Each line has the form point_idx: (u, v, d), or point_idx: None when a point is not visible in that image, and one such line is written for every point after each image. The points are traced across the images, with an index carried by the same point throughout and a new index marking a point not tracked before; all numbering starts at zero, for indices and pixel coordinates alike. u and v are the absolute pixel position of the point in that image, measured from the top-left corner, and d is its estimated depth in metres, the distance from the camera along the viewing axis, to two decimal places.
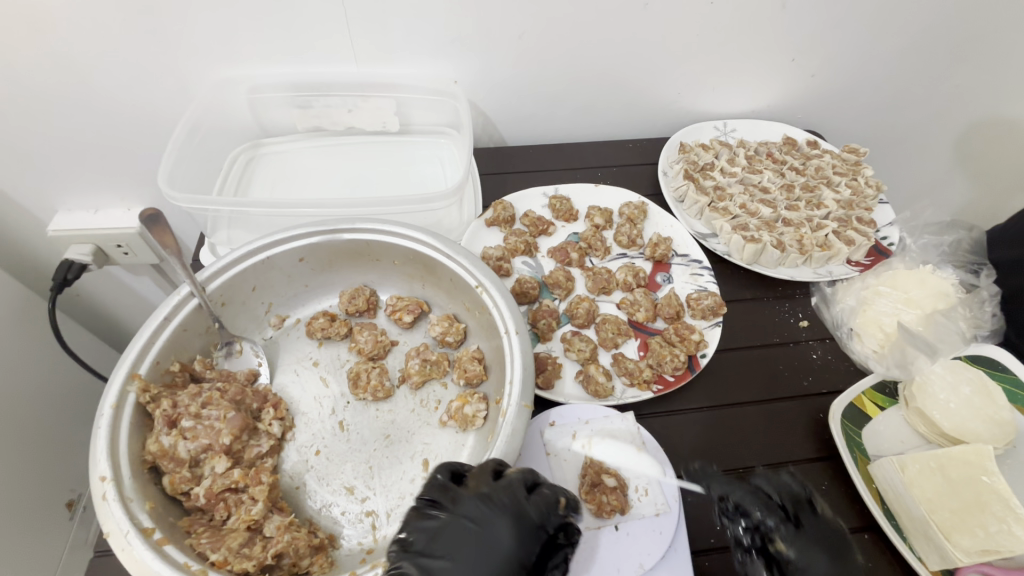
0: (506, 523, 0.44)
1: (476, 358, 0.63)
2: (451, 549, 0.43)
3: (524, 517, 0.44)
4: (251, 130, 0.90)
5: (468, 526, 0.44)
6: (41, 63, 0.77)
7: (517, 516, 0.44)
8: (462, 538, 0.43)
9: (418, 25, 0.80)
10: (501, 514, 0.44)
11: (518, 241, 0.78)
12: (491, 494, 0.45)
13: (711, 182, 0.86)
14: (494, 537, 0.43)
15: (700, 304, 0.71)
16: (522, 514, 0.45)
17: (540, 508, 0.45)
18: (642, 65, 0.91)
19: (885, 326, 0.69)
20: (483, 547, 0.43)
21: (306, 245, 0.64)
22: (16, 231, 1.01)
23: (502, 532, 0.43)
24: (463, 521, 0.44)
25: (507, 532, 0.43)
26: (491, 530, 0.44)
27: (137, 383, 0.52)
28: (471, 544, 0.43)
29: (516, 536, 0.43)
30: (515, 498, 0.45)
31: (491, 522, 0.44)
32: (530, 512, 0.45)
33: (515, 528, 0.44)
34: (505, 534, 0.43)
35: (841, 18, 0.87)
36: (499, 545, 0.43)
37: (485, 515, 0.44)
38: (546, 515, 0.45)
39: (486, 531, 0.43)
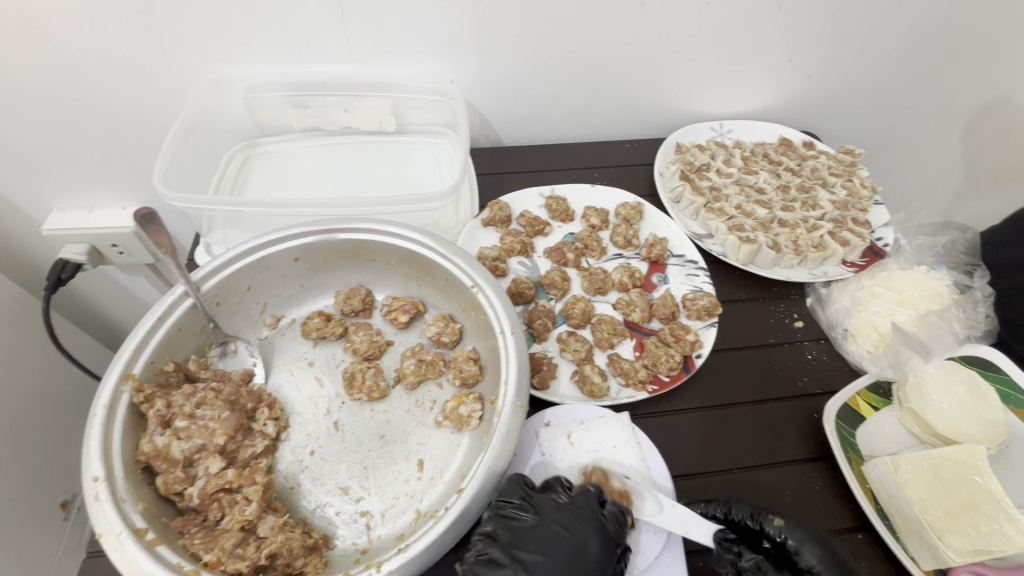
0: (585, 525, 0.49)
1: (471, 358, 0.63)
2: (540, 547, 0.47)
3: (603, 523, 0.50)
4: (247, 129, 0.90)
5: (557, 530, 0.48)
6: (35, 61, 0.76)
7: (597, 522, 0.49)
8: (551, 537, 0.48)
9: (415, 25, 0.80)
10: (583, 520, 0.49)
11: (514, 241, 0.78)
12: (574, 505, 0.51)
13: (707, 182, 0.87)
14: (581, 540, 0.48)
15: (695, 304, 0.71)
16: (603, 521, 0.50)
17: (618, 516, 0.50)
18: (639, 66, 0.91)
19: (879, 326, 0.70)
20: (568, 549, 0.48)
21: (302, 245, 0.64)
22: (11, 231, 1.01)
23: (587, 534, 0.48)
24: (551, 525, 0.49)
25: (593, 535, 0.48)
26: (575, 532, 0.48)
27: (131, 383, 0.52)
28: (559, 546, 0.48)
29: (600, 539, 0.48)
30: (591, 508, 0.51)
31: (577, 526, 0.49)
32: (609, 520, 0.50)
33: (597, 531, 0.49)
34: (587, 536, 0.48)
35: (838, 20, 0.88)
36: (582, 547, 0.48)
37: (572, 521, 0.49)
38: (622, 521, 0.50)
39: (571, 534, 0.48)
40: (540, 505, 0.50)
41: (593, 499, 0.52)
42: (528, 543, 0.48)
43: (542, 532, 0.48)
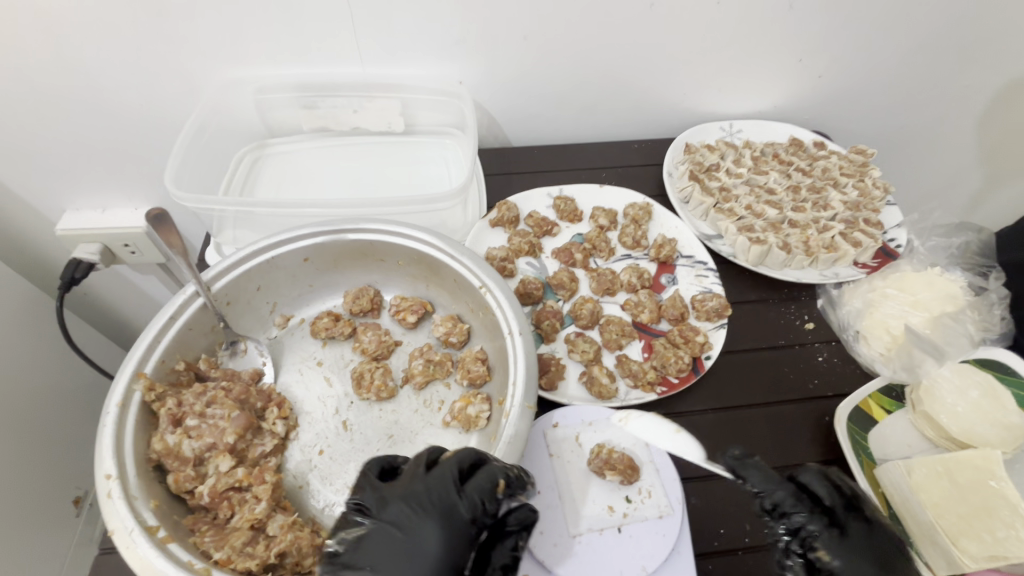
0: (426, 518, 0.44)
1: (479, 359, 0.63)
2: (379, 551, 0.43)
3: (451, 511, 0.44)
4: (257, 130, 0.91)
5: (395, 531, 0.44)
6: (49, 64, 0.77)
7: (442, 512, 0.44)
8: (394, 541, 0.43)
9: (424, 26, 0.80)
10: (424, 511, 0.44)
11: (522, 242, 0.78)
12: (427, 488, 0.46)
13: (717, 182, 0.86)
14: (420, 537, 0.43)
15: (705, 305, 0.71)
16: (447, 509, 0.44)
17: (471, 502, 0.45)
18: (649, 66, 0.90)
19: (892, 328, 0.68)
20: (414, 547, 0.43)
21: (311, 245, 0.64)
22: (26, 230, 1.02)
23: (427, 529, 0.43)
24: (393, 522, 0.44)
25: (431, 528, 0.43)
26: (417, 530, 0.44)
27: (142, 382, 0.52)
28: (397, 546, 0.43)
29: (443, 531, 0.43)
30: (445, 493, 0.45)
31: (421, 522, 0.44)
32: (454, 505, 0.44)
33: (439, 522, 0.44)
34: (427, 532, 0.43)
35: (850, 18, 0.87)
36: (423, 547, 0.43)
37: (412, 515, 0.44)
38: (479, 503, 0.45)
39: (411, 532, 0.44)
40: (385, 502, 0.46)
41: (446, 485, 0.46)
42: (363, 556, 0.43)
43: (377, 535, 0.44)
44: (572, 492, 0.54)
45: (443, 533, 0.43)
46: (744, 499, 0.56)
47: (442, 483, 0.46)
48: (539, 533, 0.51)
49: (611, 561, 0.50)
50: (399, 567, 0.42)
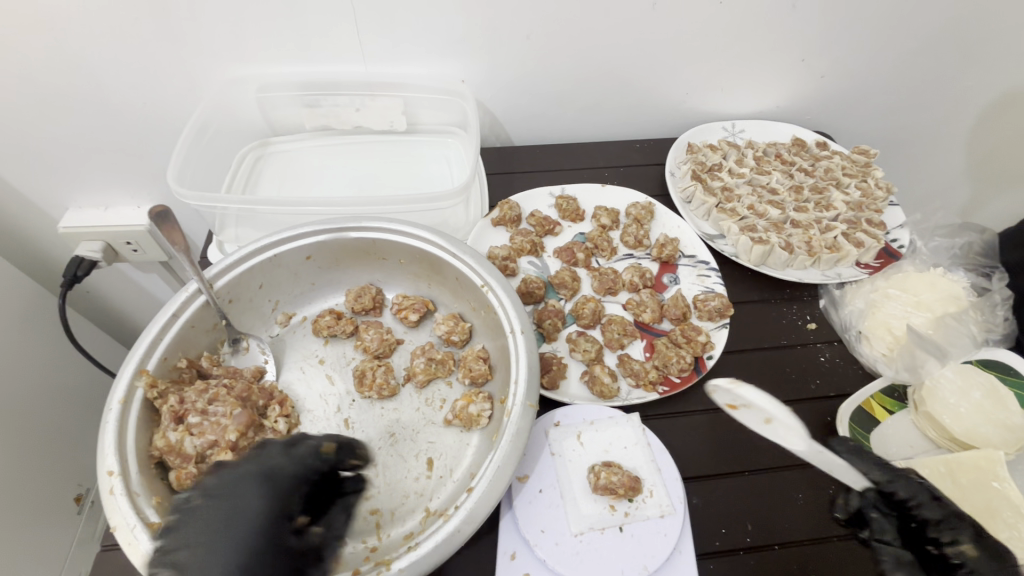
0: (261, 483, 0.42)
1: (481, 358, 0.63)
2: (214, 520, 0.39)
3: (275, 472, 0.43)
4: (259, 129, 0.91)
5: (228, 491, 0.41)
6: (52, 62, 0.77)
7: (266, 474, 0.42)
8: (223, 503, 0.40)
9: (426, 25, 0.80)
10: (260, 477, 0.42)
11: (524, 241, 0.78)
12: (274, 464, 0.44)
13: (719, 182, 0.86)
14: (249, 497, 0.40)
15: (706, 305, 0.71)
16: (275, 472, 0.43)
17: (297, 461, 0.45)
18: (651, 66, 0.90)
19: (894, 329, 0.68)
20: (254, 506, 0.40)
21: (313, 244, 0.64)
22: (28, 228, 1.03)
23: (259, 488, 0.41)
24: (235, 490, 0.41)
25: (260, 489, 0.41)
26: (245, 490, 0.41)
27: (145, 378, 0.52)
28: (238, 507, 0.40)
29: (267, 488, 0.42)
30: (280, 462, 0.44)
31: (244, 485, 0.41)
32: (292, 467, 0.44)
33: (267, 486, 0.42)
34: (257, 493, 0.41)
35: (853, 19, 0.87)
36: (249, 501, 0.40)
37: (235, 479, 0.42)
38: (306, 463, 0.45)
39: (250, 491, 0.41)
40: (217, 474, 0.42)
41: (275, 448, 0.45)
42: (195, 525, 0.39)
43: (203, 507, 0.40)
44: (574, 492, 0.53)
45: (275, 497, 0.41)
46: (746, 499, 0.56)
47: (283, 453, 0.44)
48: (541, 531, 0.51)
49: (613, 560, 0.50)
50: (225, 533, 0.38)
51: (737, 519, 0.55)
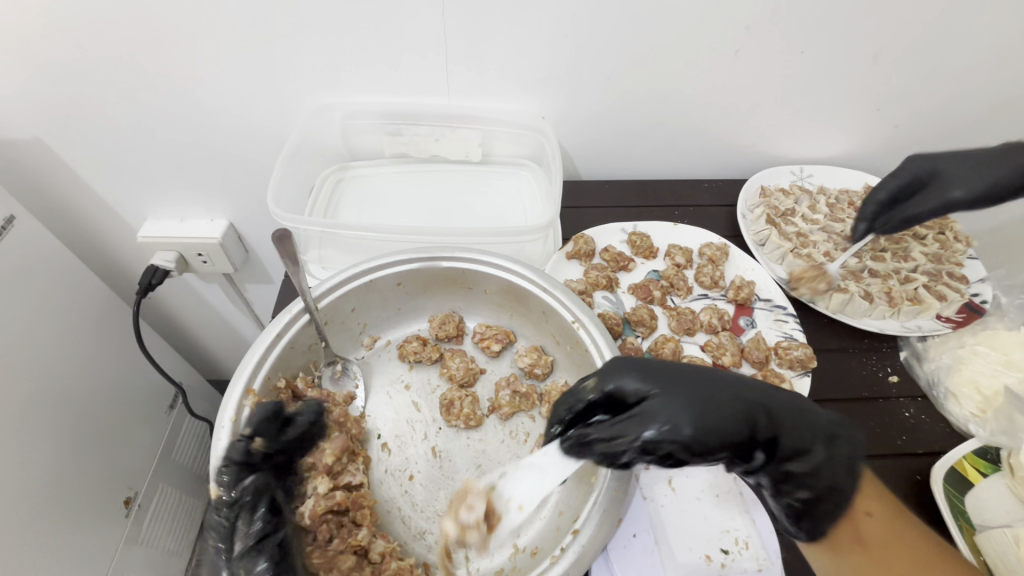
0: (662, 381, 0.52)
1: (565, 393, 0.63)
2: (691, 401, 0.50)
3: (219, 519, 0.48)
4: (340, 153, 0.94)
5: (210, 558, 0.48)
6: (162, 83, 0.83)
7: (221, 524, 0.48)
8: (652, 375, 0.53)
9: (513, 63, 0.83)
10: (736, 395, 0.51)
11: (600, 276, 0.79)
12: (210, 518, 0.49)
13: (793, 228, 0.86)
14: (692, 403, 0.50)
15: (788, 354, 0.70)
16: (652, 370, 0.53)
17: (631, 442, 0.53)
18: (724, 110, 0.92)
19: (983, 387, 0.67)
20: (722, 413, 0.50)
21: (406, 271, 0.66)
22: (107, 236, 1.07)
23: (628, 373, 0.53)
24: (665, 399, 0.50)
25: (626, 371, 0.53)
26: (721, 398, 0.51)
27: (252, 398, 0.54)
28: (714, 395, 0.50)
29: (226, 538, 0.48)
30: (675, 376, 0.53)
31: (628, 370, 0.54)
32: (653, 381, 0.52)
33: (698, 382, 0.52)
34: (691, 387, 0.51)
35: (929, 73, 0.87)
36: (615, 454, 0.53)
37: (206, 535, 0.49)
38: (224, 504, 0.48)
39: (679, 400, 0.50)
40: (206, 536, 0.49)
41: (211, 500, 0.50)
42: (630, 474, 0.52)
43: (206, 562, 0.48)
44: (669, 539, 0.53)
45: (716, 400, 0.50)
46: None
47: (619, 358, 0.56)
48: None
49: None
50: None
51: None
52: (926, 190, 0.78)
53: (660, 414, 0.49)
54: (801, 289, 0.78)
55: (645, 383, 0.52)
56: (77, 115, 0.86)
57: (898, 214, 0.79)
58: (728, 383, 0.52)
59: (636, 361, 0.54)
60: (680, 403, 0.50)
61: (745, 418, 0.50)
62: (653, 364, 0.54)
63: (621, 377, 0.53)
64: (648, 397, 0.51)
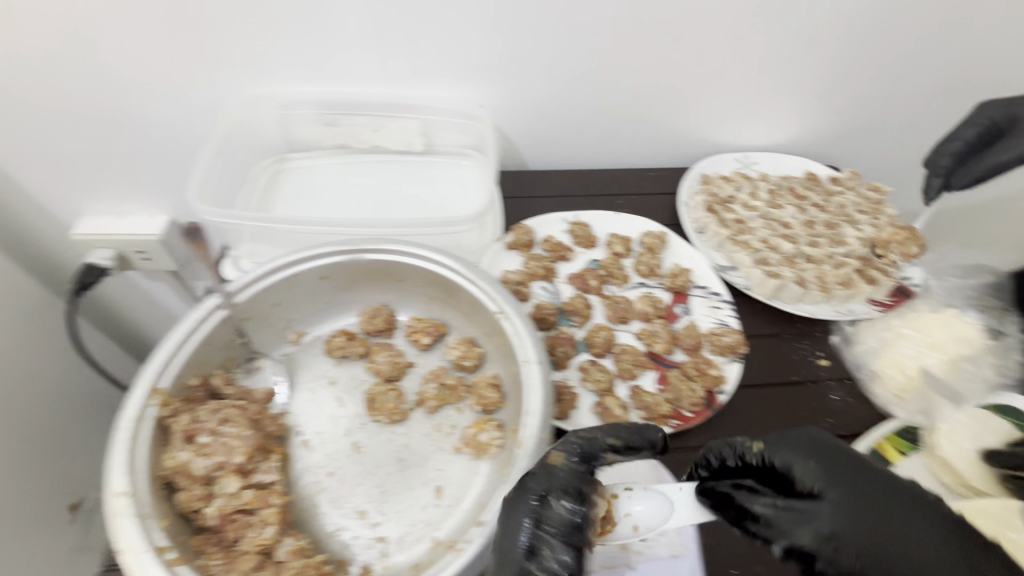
0: (854, 485, 0.45)
1: (492, 385, 0.62)
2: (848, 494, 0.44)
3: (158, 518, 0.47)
4: (278, 145, 0.92)
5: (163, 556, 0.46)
6: (82, 72, 0.79)
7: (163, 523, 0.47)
8: (836, 469, 0.46)
9: (449, 50, 0.82)
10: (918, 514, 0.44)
11: (538, 266, 0.78)
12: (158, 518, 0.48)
13: (732, 215, 0.86)
14: (868, 527, 0.43)
15: (719, 340, 0.70)
16: (886, 473, 0.46)
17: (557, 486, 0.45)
18: (666, 97, 0.92)
19: (907, 368, 0.68)
20: (902, 542, 0.42)
21: (330, 264, 0.65)
22: (40, 233, 1.03)
23: (814, 465, 0.46)
24: (841, 505, 0.44)
25: (810, 457, 0.47)
26: (907, 522, 0.43)
27: (158, 397, 0.52)
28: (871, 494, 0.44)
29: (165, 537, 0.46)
30: (868, 482, 0.45)
31: (808, 452, 0.47)
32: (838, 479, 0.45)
33: (891, 495, 0.44)
34: (885, 502, 0.44)
35: (866, 58, 0.88)
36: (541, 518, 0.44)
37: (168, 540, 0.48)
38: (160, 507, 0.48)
39: (850, 515, 0.43)
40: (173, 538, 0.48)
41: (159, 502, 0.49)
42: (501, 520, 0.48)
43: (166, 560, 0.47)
44: None
45: (904, 524, 0.43)
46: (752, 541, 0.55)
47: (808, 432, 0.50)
48: None
49: None
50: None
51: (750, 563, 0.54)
52: (1003, 138, 0.78)
53: (828, 528, 0.43)
54: (890, 253, 0.81)
55: (822, 477, 0.46)
56: None
57: (976, 167, 0.78)
58: (917, 506, 0.44)
59: (832, 445, 0.48)
60: (852, 518, 0.43)
61: (922, 555, 0.42)
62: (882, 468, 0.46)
63: (801, 464, 0.47)
64: (813, 490, 0.45)
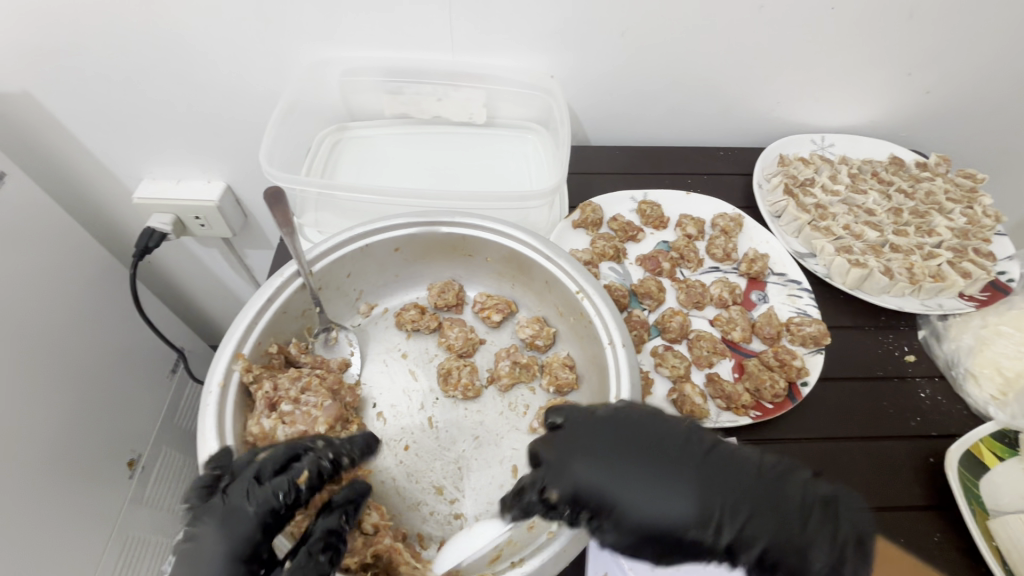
0: (597, 437, 0.46)
1: (567, 365, 0.61)
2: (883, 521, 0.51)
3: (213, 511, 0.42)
4: (339, 113, 0.90)
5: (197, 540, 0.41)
6: (145, 33, 0.78)
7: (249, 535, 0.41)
8: (610, 441, 0.45)
9: (522, 16, 0.78)
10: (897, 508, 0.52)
11: (607, 246, 0.75)
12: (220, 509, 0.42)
13: (812, 199, 0.81)
14: (640, 498, 0.43)
15: (801, 330, 0.67)
16: (689, 447, 0.45)
17: (263, 503, 0.42)
18: (746, 71, 0.86)
19: (1003, 368, 0.64)
20: (737, 509, 0.43)
21: (403, 236, 0.63)
22: (100, 196, 1.05)
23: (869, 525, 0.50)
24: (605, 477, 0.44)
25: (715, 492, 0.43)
26: (690, 468, 0.44)
27: (241, 362, 0.51)
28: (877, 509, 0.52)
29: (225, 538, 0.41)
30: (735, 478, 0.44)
31: (673, 482, 0.43)
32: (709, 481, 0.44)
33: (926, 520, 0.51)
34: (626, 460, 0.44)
35: (971, 33, 0.81)
36: (240, 519, 0.41)
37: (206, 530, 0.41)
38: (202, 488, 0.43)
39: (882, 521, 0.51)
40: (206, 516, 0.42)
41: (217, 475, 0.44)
42: None
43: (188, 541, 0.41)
44: None
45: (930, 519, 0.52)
46: None
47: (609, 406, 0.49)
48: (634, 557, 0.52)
49: None
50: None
51: None
52: None
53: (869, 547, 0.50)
54: None
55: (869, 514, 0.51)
56: (59, 69, 0.81)
57: None
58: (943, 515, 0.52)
59: (607, 428, 0.46)
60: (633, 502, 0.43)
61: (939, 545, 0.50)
62: (665, 432, 0.46)
63: (568, 438, 0.46)
64: (609, 498, 0.43)
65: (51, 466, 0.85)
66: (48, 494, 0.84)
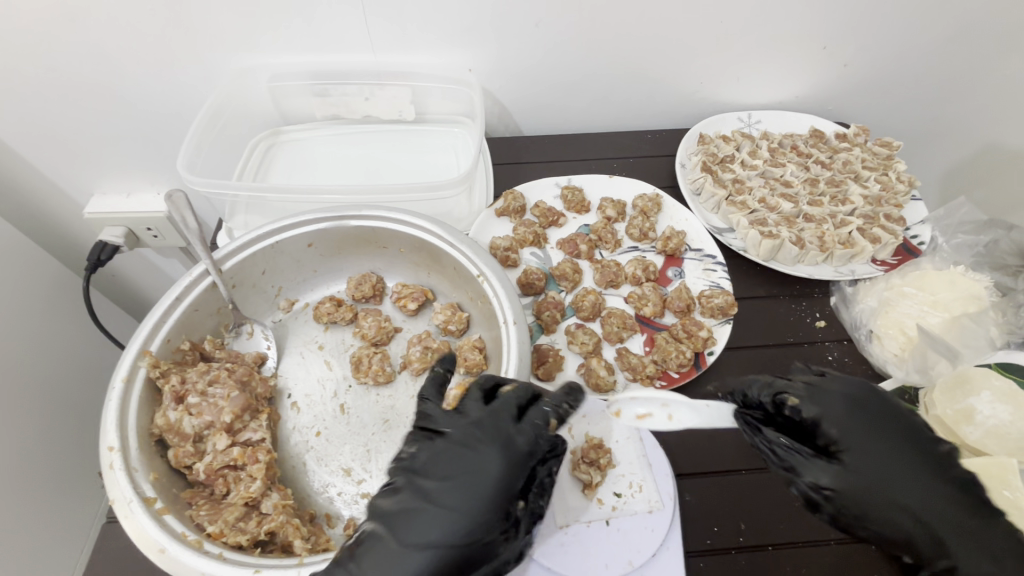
0: (874, 435, 0.47)
1: (477, 347, 0.63)
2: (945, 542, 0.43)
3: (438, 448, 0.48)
4: (272, 118, 0.93)
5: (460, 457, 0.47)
6: (73, 52, 0.80)
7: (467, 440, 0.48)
8: (868, 430, 0.47)
9: (436, 14, 0.79)
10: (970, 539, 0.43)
11: (527, 232, 0.77)
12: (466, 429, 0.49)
13: (730, 174, 0.83)
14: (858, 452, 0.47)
15: (710, 302, 0.69)
16: (873, 408, 0.49)
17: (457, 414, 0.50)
18: (664, 54, 0.88)
19: (907, 328, 0.66)
20: (917, 483, 0.45)
21: (315, 232, 0.65)
22: (53, 213, 1.07)
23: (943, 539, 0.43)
24: (867, 461, 0.46)
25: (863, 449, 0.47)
26: (882, 436, 0.47)
27: (147, 359, 0.54)
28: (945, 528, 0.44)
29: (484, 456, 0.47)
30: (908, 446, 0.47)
31: (867, 439, 0.47)
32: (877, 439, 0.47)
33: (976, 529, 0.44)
34: (889, 445, 0.47)
35: (881, 5, 0.82)
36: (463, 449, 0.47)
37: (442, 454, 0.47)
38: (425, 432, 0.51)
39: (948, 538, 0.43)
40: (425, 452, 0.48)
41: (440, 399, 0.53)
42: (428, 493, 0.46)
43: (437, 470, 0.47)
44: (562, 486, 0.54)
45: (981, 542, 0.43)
46: (732, 501, 0.55)
47: (845, 380, 0.51)
48: None
49: (599, 554, 0.50)
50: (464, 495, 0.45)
51: (730, 518, 0.54)
52: None
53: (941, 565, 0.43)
54: None
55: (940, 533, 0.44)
56: None
57: None
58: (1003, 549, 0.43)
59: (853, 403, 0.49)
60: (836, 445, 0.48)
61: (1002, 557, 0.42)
62: (855, 394, 0.50)
63: (829, 420, 0.48)
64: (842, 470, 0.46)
65: (25, 476, 0.89)
66: (26, 503, 0.88)
